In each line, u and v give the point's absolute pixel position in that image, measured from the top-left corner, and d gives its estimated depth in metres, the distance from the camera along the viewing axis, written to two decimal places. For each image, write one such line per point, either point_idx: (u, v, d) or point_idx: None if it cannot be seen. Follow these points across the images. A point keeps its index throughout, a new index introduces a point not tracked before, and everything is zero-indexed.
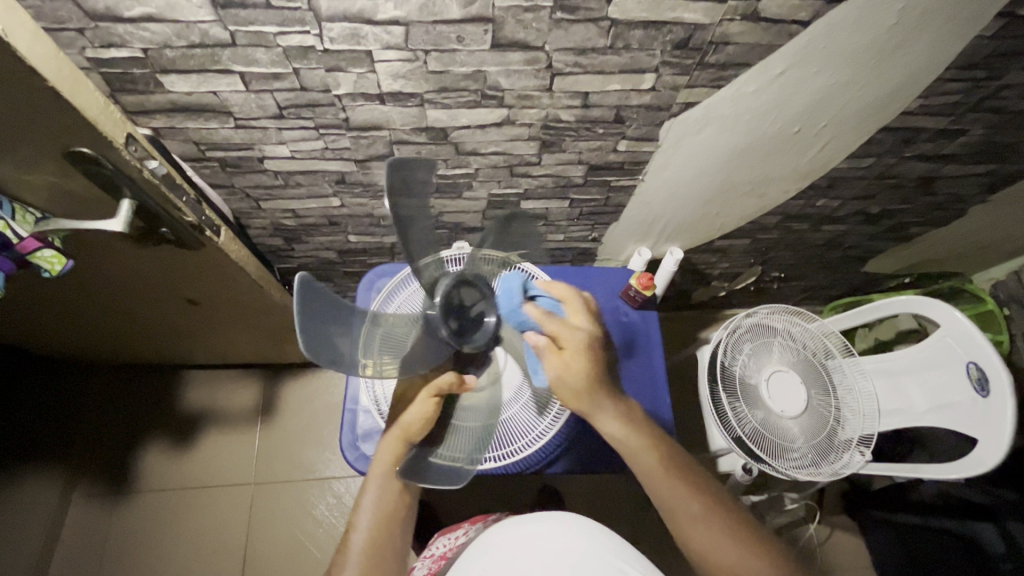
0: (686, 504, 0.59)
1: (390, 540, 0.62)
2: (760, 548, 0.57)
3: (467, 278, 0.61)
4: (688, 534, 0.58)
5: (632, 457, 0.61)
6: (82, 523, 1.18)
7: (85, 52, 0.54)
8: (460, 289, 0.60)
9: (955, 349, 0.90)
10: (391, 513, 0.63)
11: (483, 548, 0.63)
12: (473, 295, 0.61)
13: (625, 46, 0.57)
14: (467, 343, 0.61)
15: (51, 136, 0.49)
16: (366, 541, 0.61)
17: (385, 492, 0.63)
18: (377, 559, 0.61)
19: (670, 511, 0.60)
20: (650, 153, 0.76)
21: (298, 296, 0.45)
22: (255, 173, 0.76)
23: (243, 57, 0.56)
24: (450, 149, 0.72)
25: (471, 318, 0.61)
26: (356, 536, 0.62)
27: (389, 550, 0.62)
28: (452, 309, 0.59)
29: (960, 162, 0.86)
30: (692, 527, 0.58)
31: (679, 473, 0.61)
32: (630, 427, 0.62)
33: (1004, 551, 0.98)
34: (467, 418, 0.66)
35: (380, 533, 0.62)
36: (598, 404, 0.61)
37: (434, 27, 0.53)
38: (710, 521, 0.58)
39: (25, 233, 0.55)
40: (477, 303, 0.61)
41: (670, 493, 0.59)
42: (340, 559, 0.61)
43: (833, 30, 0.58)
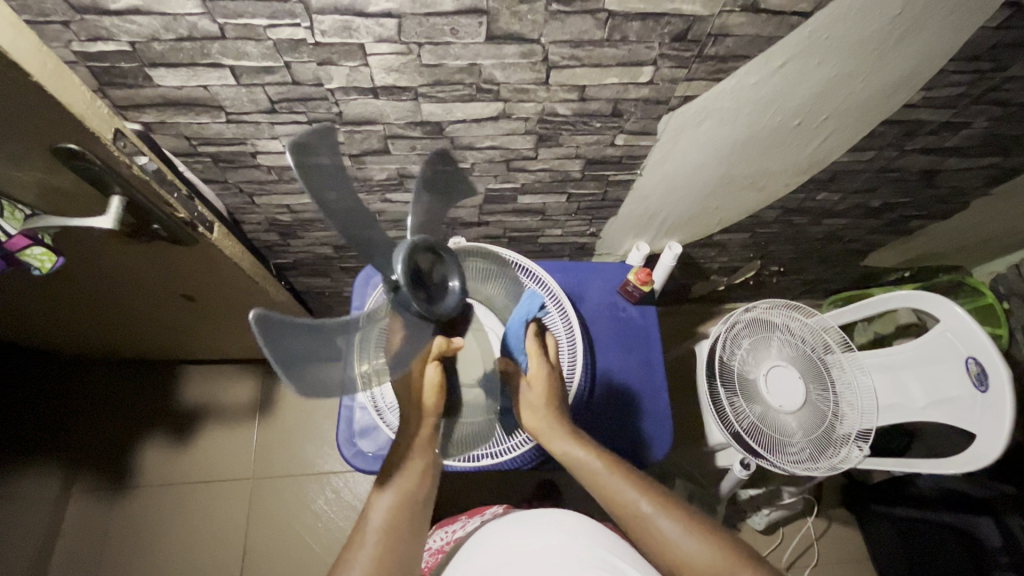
0: (636, 506, 0.59)
1: (409, 522, 0.58)
2: (721, 541, 0.55)
3: (417, 242, 0.54)
4: (648, 539, 0.58)
5: (585, 473, 0.63)
6: (82, 517, 1.18)
7: (71, 45, 0.53)
8: (418, 254, 0.53)
9: (954, 344, 0.90)
10: (410, 495, 0.60)
11: (477, 552, 0.62)
12: (427, 257, 0.54)
13: (623, 38, 0.56)
14: (445, 313, 0.56)
15: (38, 131, 0.48)
16: (380, 528, 0.56)
17: (408, 472, 0.60)
18: (395, 544, 0.56)
19: (625, 510, 0.60)
20: (649, 147, 0.75)
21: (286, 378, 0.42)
22: (248, 168, 0.75)
23: (233, 50, 0.55)
24: (445, 143, 0.71)
25: (434, 287, 0.55)
26: (371, 518, 0.57)
27: (407, 532, 0.58)
28: (418, 278, 0.53)
29: (963, 155, 0.85)
30: (651, 530, 0.57)
31: (630, 478, 0.61)
32: (579, 444, 0.63)
33: (1000, 545, 0.99)
34: (470, 415, 0.69)
35: (400, 514, 0.58)
36: (548, 432, 0.64)
37: (427, 20, 0.52)
38: (667, 518, 0.57)
39: (14, 231, 0.55)
40: (436, 270, 0.55)
41: (623, 501, 0.60)
42: (353, 545, 0.55)
43: (836, 22, 0.57)
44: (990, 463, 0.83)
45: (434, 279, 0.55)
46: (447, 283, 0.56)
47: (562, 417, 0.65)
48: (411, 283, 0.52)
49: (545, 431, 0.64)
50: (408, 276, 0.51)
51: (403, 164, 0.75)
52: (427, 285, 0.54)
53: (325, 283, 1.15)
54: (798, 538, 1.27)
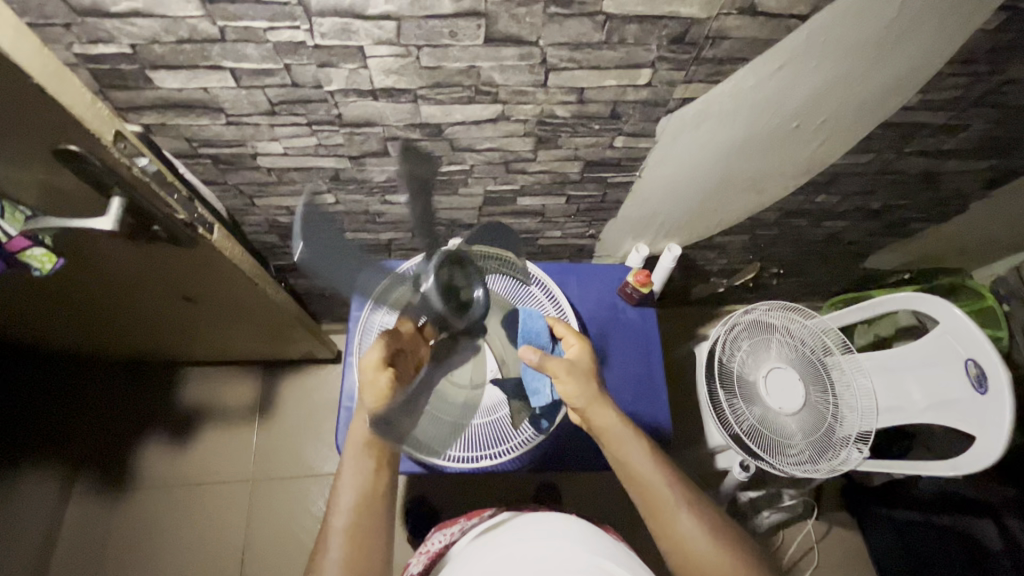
0: (667, 495, 0.60)
1: (373, 518, 0.60)
2: (735, 545, 0.58)
3: (459, 257, 0.60)
4: (666, 528, 0.59)
5: (621, 448, 0.62)
6: (82, 518, 1.18)
7: (72, 48, 0.54)
8: (454, 270, 0.59)
9: (954, 346, 0.90)
10: (368, 493, 0.61)
11: (474, 555, 0.62)
12: (463, 274, 0.60)
13: (621, 40, 0.56)
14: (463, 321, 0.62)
15: (39, 133, 0.48)
16: (342, 528, 0.58)
17: (358, 471, 0.61)
18: (359, 539, 0.58)
19: (652, 496, 0.61)
20: (647, 149, 0.75)
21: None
22: (248, 170, 0.75)
23: (233, 52, 0.55)
24: (445, 145, 0.72)
25: (462, 297, 0.60)
26: (335, 521, 0.59)
27: (373, 529, 0.59)
28: (447, 287, 0.59)
29: (961, 158, 0.85)
30: (672, 523, 0.59)
31: (665, 467, 0.62)
32: (626, 424, 0.63)
33: (1001, 548, 0.99)
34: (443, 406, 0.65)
35: (361, 514, 0.60)
36: (593, 401, 0.63)
37: (426, 22, 0.52)
38: (690, 515, 0.59)
39: (14, 232, 0.55)
40: (465, 286, 0.60)
41: (653, 488, 0.61)
42: (321, 547, 0.58)
43: (832, 25, 0.58)
44: (989, 466, 0.82)
45: (459, 289, 0.60)
46: (473, 298, 0.62)
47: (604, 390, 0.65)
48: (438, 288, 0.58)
49: (588, 398, 0.63)
50: (439, 284, 0.58)
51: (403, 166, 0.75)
52: (452, 294, 0.59)
53: (325, 284, 1.15)
54: (798, 541, 1.26)
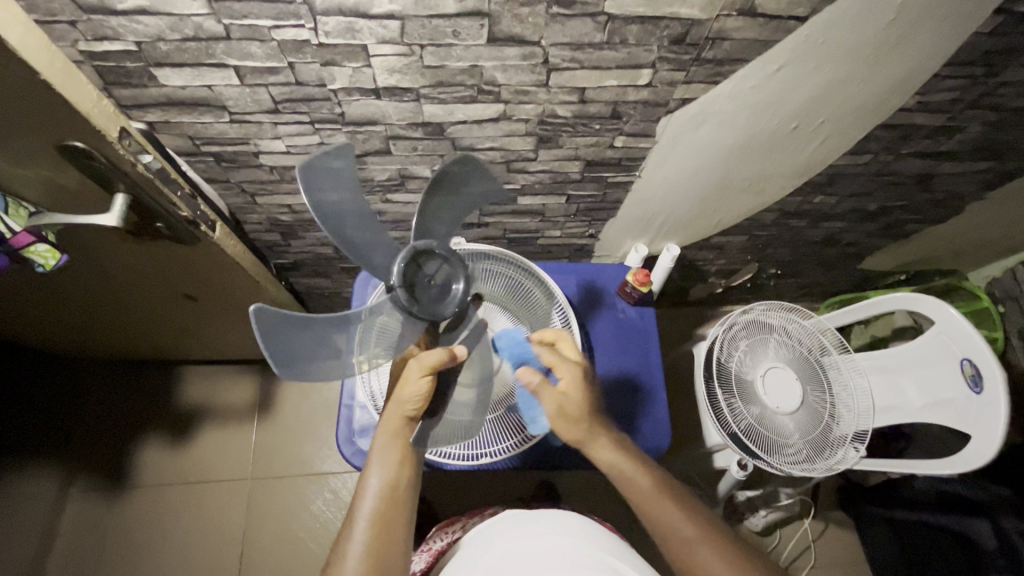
0: (680, 530, 0.59)
1: (400, 513, 0.57)
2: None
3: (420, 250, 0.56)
4: (685, 564, 0.58)
5: (629, 485, 0.61)
6: (80, 517, 1.18)
7: (78, 45, 0.54)
8: (422, 261, 0.56)
9: (950, 346, 0.90)
10: (397, 485, 0.58)
11: (477, 552, 0.62)
12: (434, 263, 0.56)
13: (622, 41, 0.57)
14: (441, 314, 0.55)
15: (44, 129, 0.48)
16: (371, 516, 0.56)
17: (387, 461, 0.58)
18: (386, 532, 0.56)
19: (666, 532, 0.59)
20: (648, 149, 0.76)
21: (253, 316, 0.45)
22: (250, 168, 0.75)
23: (238, 50, 0.55)
24: (446, 144, 0.72)
25: (437, 288, 0.55)
26: (361, 508, 0.57)
27: (398, 522, 0.57)
28: (415, 284, 0.55)
29: (957, 160, 0.86)
30: (692, 559, 0.57)
31: (675, 499, 0.61)
32: (626, 459, 0.62)
33: (996, 548, 1.00)
34: (457, 413, 0.64)
35: (387, 505, 0.57)
36: (592, 436, 0.62)
37: (430, 22, 0.53)
38: (710, 549, 0.57)
39: (18, 227, 0.55)
40: (438, 274, 0.56)
41: (667, 523, 0.59)
42: (346, 535, 0.56)
43: (832, 27, 0.58)
44: (985, 465, 0.83)
45: (435, 283, 0.55)
46: (452, 288, 0.56)
47: (603, 423, 0.64)
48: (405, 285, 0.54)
49: (587, 435, 0.62)
50: (404, 282, 0.54)
51: (404, 164, 0.76)
52: (426, 288, 0.55)
53: (325, 283, 1.15)
54: (794, 540, 1.27)
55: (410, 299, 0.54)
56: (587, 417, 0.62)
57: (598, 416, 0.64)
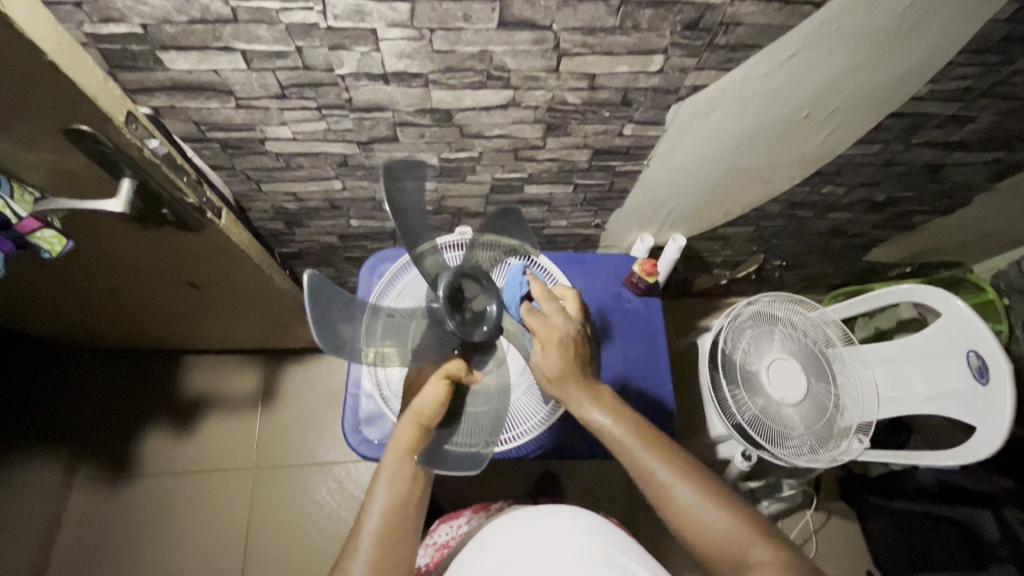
0: (660, 474, 0.58)
1: (406, 525, 0.58)
2: (734, 508, 0.57)
3: (468, 271, 0.61)
4: (666, 508, 0.58)
5: (607, 438, 0.61)
6: (85, 505, 1.18)
7: (83, 27, 0.53)
8: (464, 283, 0.61)
9: (956, 338, 0.90)
10: (406, 500, 0.59)
11: (484, 551, 0.61)
12: (473, 289, 0.61)
13: (634, 26, 0.56)
14: (473, 336, 0.59)
15: (50, 111, 0.48)
16: (377, 530, 0.57)
17: (398, 477, 0.59)
18: (391, 545, 0.56)
19: (643, 476, 0.59)
20: (657, 137, 0.75)
21: (309, 279, 0.49)
22: (256, 155, 0.75)
23: (245, 33, 0.55)
24: (454, 131, 0.71)
25: (474, 311, 0.60)
26: (368, 523, 0.58)
27: (402, 538, 0.57)
28: (457, 301, 0.59)
29: (967, 150, 0.85)
30: (669, 499, 0.58)
31: (653, 445, 0.60)
32: (604, 411, 0.61)
33: (998, 538, 1.01)
34: (479, 404, 0.65)
35: (393, 520, 0.58)
36: (570, 393, 0.62)
37: (441, 5, 0.52)
38: (687, 486, 0.57)
39: (24, 213, 0.55)
40: (477, 298, 0.61)
41: (644, 469, 0.59)
42: (350, 549, 0.56)
43: (847, 12, 0.58)
44: (990, 456, 0.83)
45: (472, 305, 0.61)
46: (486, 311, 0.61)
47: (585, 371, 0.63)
48: (448, 301, 0.59)
49: (569, 391, 0.62)
50: (448, 297, 0.59)
51: (411, 152, 0.75)
52: (465, 308, 0.60)
53: (328, 273, 1.15)
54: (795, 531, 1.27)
55: (450, 313, 0.59)
56: (567, 374, 0.62)
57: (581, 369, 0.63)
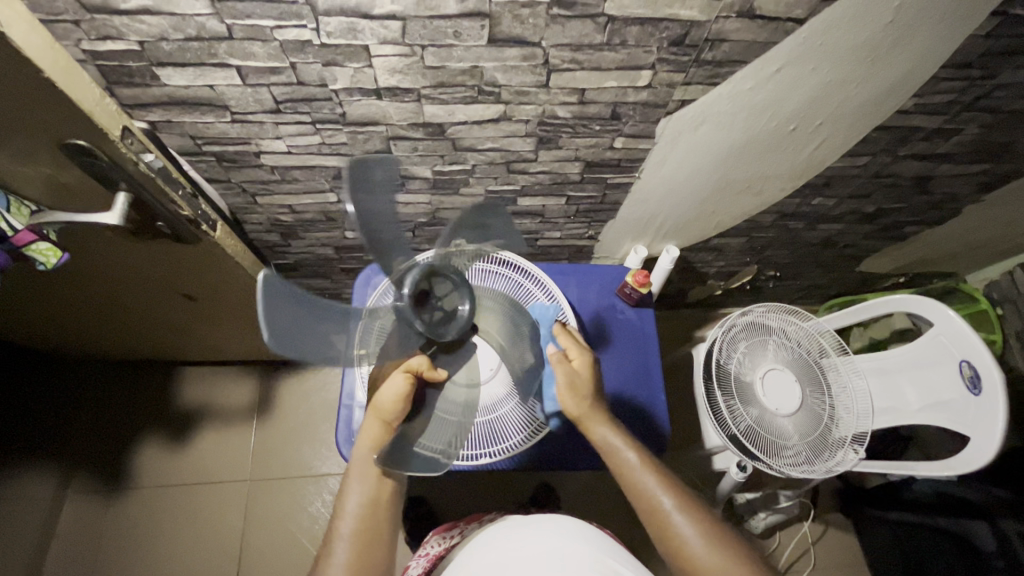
0: (661, 499, 0.60)
1: (380, 524, 0.58)
2: (733, 546, 0.57)
3: (437, 267, 0.57)
4: (665, 536, 0.59)
5: (616, 460, 0.64)
6: (78, 517, 1.18)
7: (81, 45, 0.54)
8: (433, 280, 0.57)
9: (948, 348, 0.91)
10: (378, 497, 0.59)
11: (475, 556, 0.61)
12: (444, 286, 0.57)
13: (621, 42, 0.57)
14: (442, 335, 0.57)
15: (45, 127, 0.49)
16: (352, 532, 0.57)
17: (366, 477, 0.59)
18: (369, 543, 0.57)
19: (645, 503, 0.61)
20: (647, 150, 0.76)
21: (262, 282, 0.45)
22: (251, 168, 0.76)
23: (240, 50, 0.56)
24: (447, 145, 0.72)
25: (442, 310, 0.57)
26: (342, 525, 0.58)
27: (379, 536, 0.58)
28: (425, 298, 0.56)
29: (955, 162, 0.86)
30: (668, 526, 0.59)
31: (657, 471, 0.63)
32: (619, 434, 0.64)
33: (994, 549, 0.99)
34: (451, 412, 0.64)
35: (368, 519, 0.58)
36: (588, 415, 0.65)
37: (431, 22, 0.53)
38: (685, 517, 0.59)
39: (19, 226, 0.56)
40: (446, 296, 0.58)
41: (646, 494, 0.61)
42: (327, 551, 0.57)
43: (829, 29, 0.59)
44: (983, 467, 0.83)
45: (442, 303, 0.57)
46: (457, 311, 0.58)
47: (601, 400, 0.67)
48: (412, 299, 0.55)
49: (586, 411, 0.65)
50: (413, 294, 0.55)
51: (405, 165, 0.76)
52: (432, 306, 0.57)
53: (325, 284, 1.15)
54: (793, 542, 1.26)
55: (415, 314, 0.55)
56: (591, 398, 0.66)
57: (600, 400, 0.67)
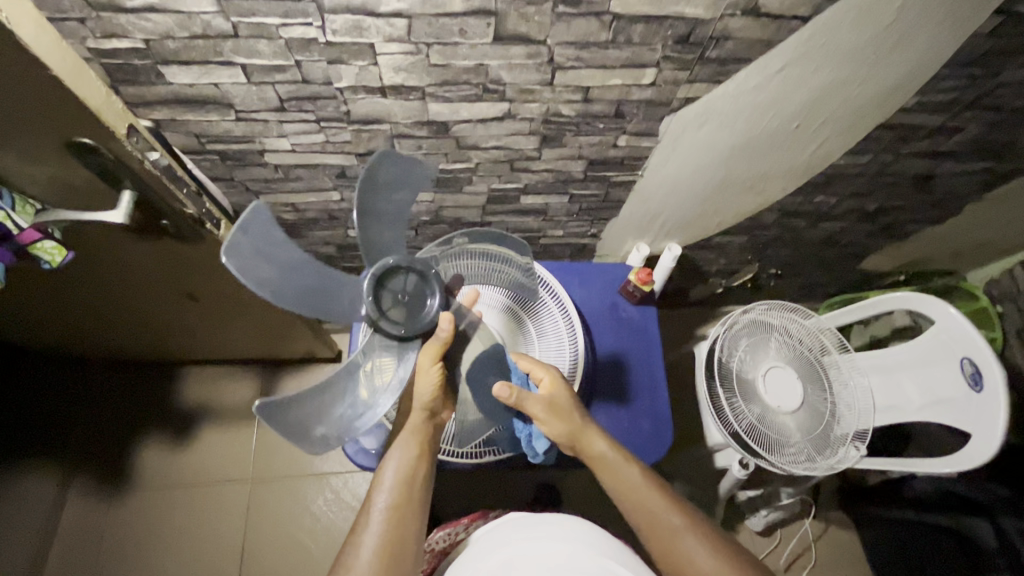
0: (667, 519, 0.61)
1: (415, 499, 0.60)
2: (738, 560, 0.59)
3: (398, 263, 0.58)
4: (673, 557, 0.60)
5: (614, 479, 0.64)
6: (81, 516, 1.18)
7: (86, 42, 0.54)
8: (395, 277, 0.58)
9: (950, 346, 0.91)
10: (414, 474, 0.61)
11: (483, 553, 0.61)
12: (406, 279, 0.58)
13: (627, 40, 0.57)
14: (410, 330, 0.57)
15: (51, 125, 0.49)
16: (388, 504, 0.58)
17: (404, 452, 0.61)
18: (404, 516, 0.58)
19: (650, 523, 0.62)
20: (650, 148, 0.76)
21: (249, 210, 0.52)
22: (256, 167, 0.76)
23: (245, 48, 0.56)
24: (451, 143, 0.72)
25: (405, 304, 0.57)
26: (378, 498, 0.59)
27: (414, 511, 0.59)
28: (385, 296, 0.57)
29: (956, 160, 0.87)
30: (676, 545, 0.60)
31: (658, 489, 0.64)
32: (613, 448, 0.66)
33: (996, 547, 0.99)
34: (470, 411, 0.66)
35: (404, 493, 0.59)
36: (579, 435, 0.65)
37: (437, 20, 0.53)
38: (692, 538, 0.60)
39: (25, 224, 0.56)
40: (408, 289, 0.58)
41: (650, 513, 0.62)
42: (362, 523, 0.58)
43: (834, 27, 0.59)
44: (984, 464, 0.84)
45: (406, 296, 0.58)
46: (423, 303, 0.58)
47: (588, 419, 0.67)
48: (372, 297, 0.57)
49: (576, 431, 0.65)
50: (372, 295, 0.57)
51: None
52: (396, 302, 0.57)
53: None
54: (794, 540, 1.27)
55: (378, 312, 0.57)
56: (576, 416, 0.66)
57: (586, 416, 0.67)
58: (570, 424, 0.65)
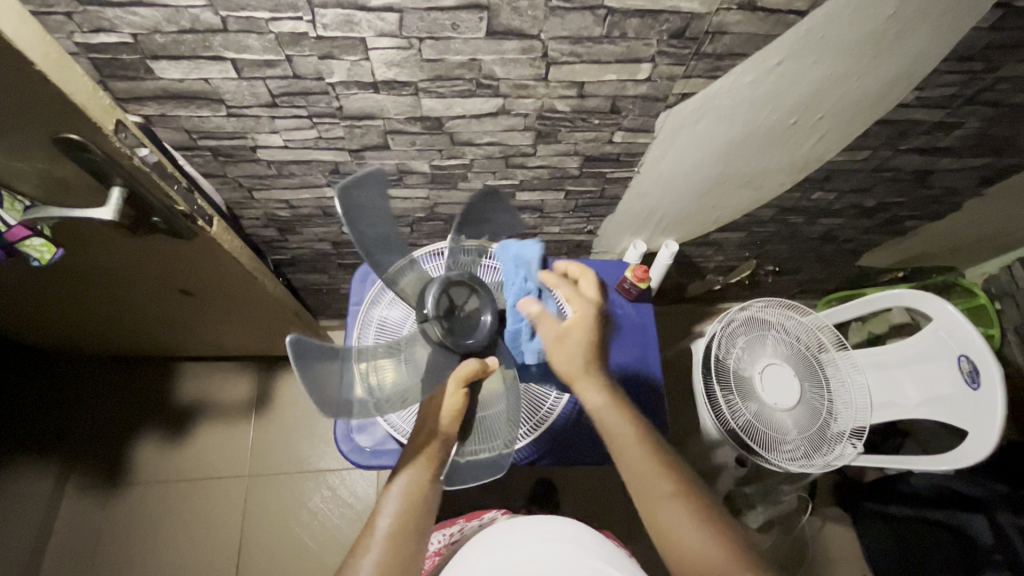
0: (655, 485, 0.59)
1: (415, 529, 0.57)
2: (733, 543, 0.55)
3: (454, 280, 0.64)
4: (655, 524, 0.57)
5: (607, 428, 0.63)
6: (78, 514, 1.18)
7: (74, 37, 0.53)
8: (451, 292, 0.63)
9: (948, 343, 0.91)
10: (417, 499, 0.58)
11: (477, 554, 0.61)
12: (465, 296, 0.64)
13: (621, 35, 0.57)
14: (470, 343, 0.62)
15: (37, 120, 0.48)
16: (388, 529, 0.56)
17: (411, 477, 0.59)
18: (402, 546, 0.55)
19: (639, 483, 0.59)
20: (646, 144, 0.76)
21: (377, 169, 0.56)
22: (249, 163, 0.75)
23: (235, 43, 0.55)
24: (445, 139, 0.72)
25: (465, 319, 0.63)
26: (381, 522, 0.57)
27: (414, 541, 0.56)
28: (447, 313, 0.62)
29: (956, 156, 0.86)
30: (659, 510, 0.57)
31: (653, 455, 0.61)
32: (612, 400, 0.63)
33: (992, 542, 1.00)
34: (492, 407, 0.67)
35: (407, 520, 0.57)
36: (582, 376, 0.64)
37: (428, 14, 0.52)
38: (676, 506, 0.57)
39: (13, 221, 0.55)
40: (468, 305, 0.64)
41: (640, 474, 0.59)
42: (360, 547, 0.56)
43: (832, 21, 0.58)
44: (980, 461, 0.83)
45: (465, 313, 0.63)
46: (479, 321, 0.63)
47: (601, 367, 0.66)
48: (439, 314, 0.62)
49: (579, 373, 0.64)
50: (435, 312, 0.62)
51: (403, 159, 0.76)
52: (457, 317, 0.63)
53: (322, 279, 1.15)
54: (792, 536, 1.27)
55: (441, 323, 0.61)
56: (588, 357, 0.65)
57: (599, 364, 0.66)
58: (575, 357, 0.64)
